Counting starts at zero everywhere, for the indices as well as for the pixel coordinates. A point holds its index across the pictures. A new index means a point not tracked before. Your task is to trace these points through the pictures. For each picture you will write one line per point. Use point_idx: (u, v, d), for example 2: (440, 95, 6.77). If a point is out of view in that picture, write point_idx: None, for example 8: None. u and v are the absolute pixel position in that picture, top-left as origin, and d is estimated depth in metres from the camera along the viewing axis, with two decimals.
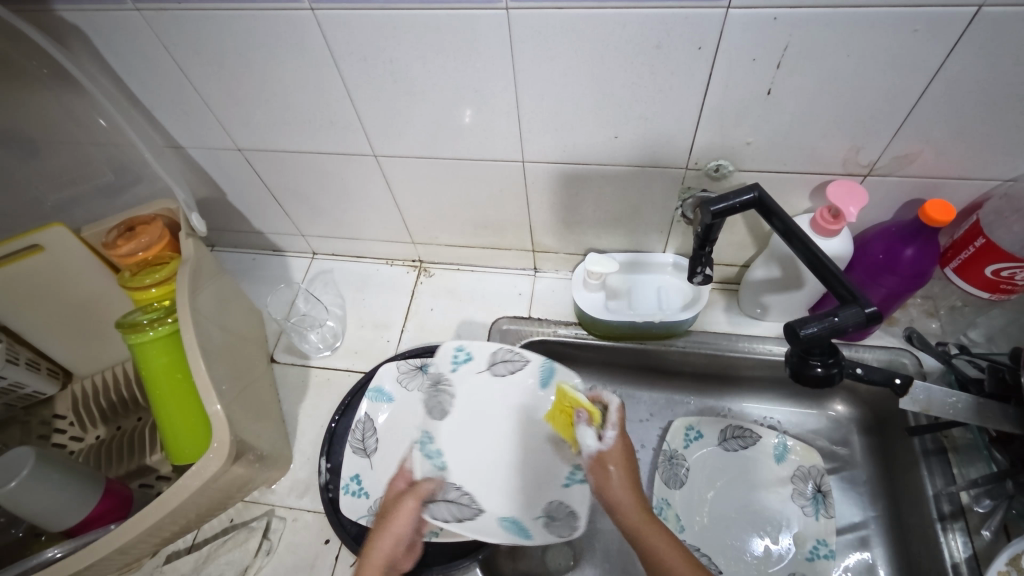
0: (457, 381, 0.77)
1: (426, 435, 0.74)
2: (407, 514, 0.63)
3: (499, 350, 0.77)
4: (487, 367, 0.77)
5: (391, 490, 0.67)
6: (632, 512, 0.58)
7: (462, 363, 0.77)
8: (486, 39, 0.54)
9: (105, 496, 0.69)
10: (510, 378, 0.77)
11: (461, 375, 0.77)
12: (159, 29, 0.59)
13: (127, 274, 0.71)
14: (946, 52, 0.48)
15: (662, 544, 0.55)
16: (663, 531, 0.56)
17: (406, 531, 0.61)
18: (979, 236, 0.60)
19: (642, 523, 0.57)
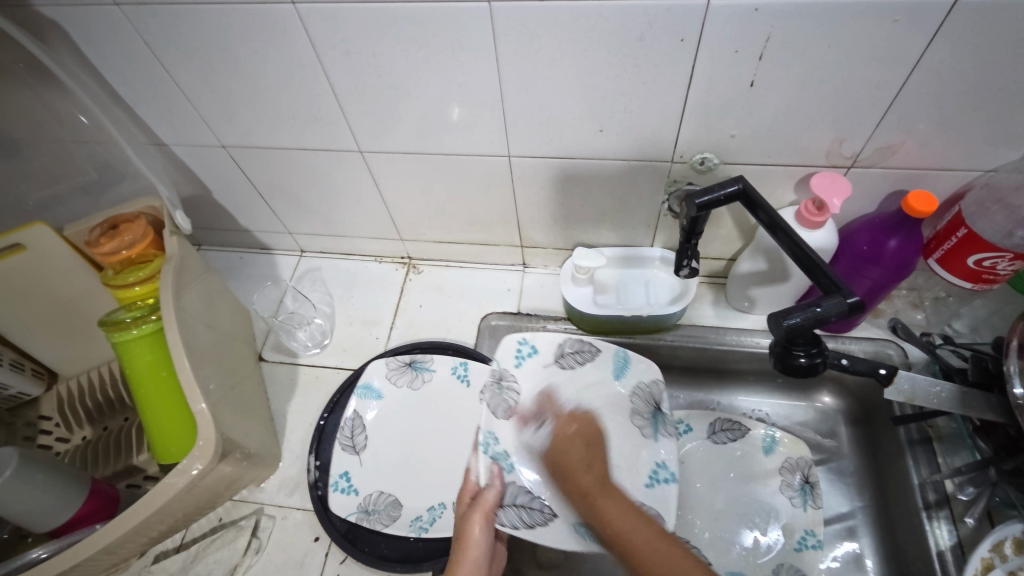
0: (523, 378, 0.71)
1: (490, 435, 0.68)
2: (477, 530, 0.61)
3: (568, 341, 0.72)
4: (555, 360, 0.72)
5: (458, 507, 0.64)
6: (585, 483, 0.63)
7: (527, 357, 0.71)
8: (468, 32, 0.53)
9: (90, 496, 0.68)
10: (580, 371, 0.72)
11: (527, 370, 0.71)
12: (140, 24, 0.59)
13: (111, 273, 0.70)
14: (926, 43, 0.49)
15: (612, 509, 0.59)
16: (618, 501, 0.61)
17: (482, 554, 0.60)
18: (961, 227, 0.61)
19: (595, 491, 0.62)
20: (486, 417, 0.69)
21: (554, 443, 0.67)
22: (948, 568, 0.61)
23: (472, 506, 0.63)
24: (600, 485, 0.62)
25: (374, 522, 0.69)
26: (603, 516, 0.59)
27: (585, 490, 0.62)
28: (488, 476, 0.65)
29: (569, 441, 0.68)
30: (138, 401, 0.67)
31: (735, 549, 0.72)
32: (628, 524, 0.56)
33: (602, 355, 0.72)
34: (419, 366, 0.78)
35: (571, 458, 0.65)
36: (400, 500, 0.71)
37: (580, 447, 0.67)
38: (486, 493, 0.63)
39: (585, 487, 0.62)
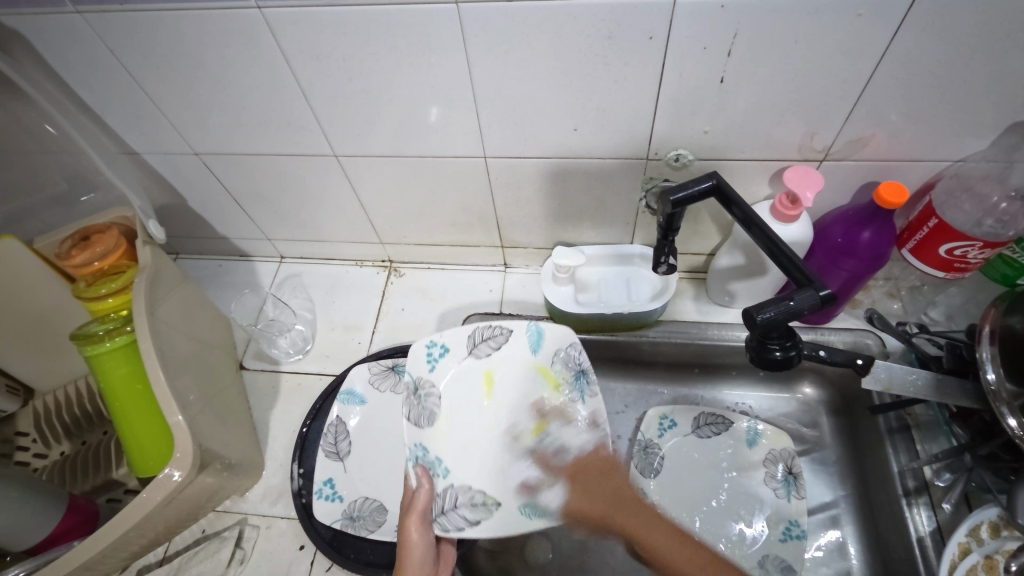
0: (439, 380, 0.68)
1: (418, 446, 0.64)
2: (416, 533, 0.59)
3: (477, 331, 0.68)
4: (469, 352, 0.69)
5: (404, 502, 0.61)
6: (593, 513, 0.63)
7: (439, 358, 0.68)
8: (438, 33, 0.53)
9: (68, 513, 0.67)
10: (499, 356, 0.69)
11: (444, 370, 0.68)
12: (104, 31, 0.58)
13: (83, 285, 0.69)
14: (890, 36, 0.49)
15: (660, 540, 0.61)
16: (647, 520, 0.64)
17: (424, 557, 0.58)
18: (932, 217, 0.61)
19: (610, 513, 0.64)
20: (408, 430, 0.64)
21: (572, 499, 0.64)
22: (928, 553, 0.62)
23: (409, 505, 0.60)
24: (614, 505, 0.64)
25: (360, 528, 0.68)
26: (635, 537, 0.62)
27: (603, 518, 0.64)
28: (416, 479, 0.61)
29: (582, 493, 0.64)
30: (114, 414, 0.66)
31: (721, 542, 0.72)
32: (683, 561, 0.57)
33: (515, 336, 0.69)
34: (402, 369, 0.78)
35: (581, 501, 0.64)
36: (385, 504, 0.71)
37: (591, 488, 0.65)
38: (417, 496, 0.60)
39: (597, 514, 0.64)
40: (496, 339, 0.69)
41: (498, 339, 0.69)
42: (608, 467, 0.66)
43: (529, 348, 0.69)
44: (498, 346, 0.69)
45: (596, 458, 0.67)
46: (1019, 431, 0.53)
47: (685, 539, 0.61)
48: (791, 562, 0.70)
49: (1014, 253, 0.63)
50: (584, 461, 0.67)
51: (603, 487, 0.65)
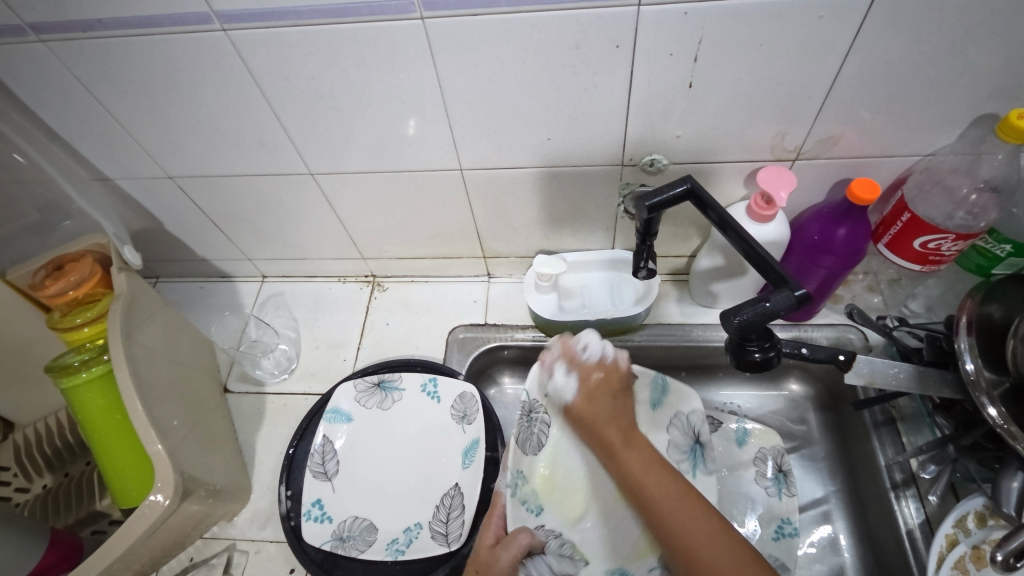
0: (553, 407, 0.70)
1: (518, 473, 0.66)
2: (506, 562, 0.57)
3: None
4: None
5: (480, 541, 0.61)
6: (610, 438, 0.61)
7: None
8: (406, 48, 0.53)
9: (51, 548, 0.66)
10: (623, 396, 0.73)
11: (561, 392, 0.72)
12: (70, 59, 0.57)
13: (58, 314, 0.68)
14: (852, 36, 0.50)
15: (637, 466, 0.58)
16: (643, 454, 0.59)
17: None
18: (905, 212, 0.62)
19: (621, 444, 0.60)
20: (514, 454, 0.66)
21: (583, 401, 0.64)
22: (917, 546, 0.62)
23: (507, 541, 0.59)
24: (625, 436, 0.61)
25: (350, 549, 0.67)
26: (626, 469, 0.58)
27: (612, 446, 0.61)
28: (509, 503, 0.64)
29: (591, 399, 0.64)
30: (94, 446, 0.65)
31: None
32: (664, 499, 0.54)
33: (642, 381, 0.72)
34: (388, 385, 0.77)
35: (591, 408, 0.63)
36: (375, 523, 0.70)
37: (606, 400, 0.63)
38: (522, 534, 0.60)
39: (608, 438, 0.61)
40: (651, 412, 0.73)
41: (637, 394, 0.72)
42: (619, 380, 0.65)
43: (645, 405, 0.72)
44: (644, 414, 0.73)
45: (615, 374, 0.65)
46: (1000, 420, 0.53)
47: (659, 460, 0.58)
48: (786, 560, 0.69)
49: (988, 243, 0.64)
50: (601, 376, 0.65)
51: (599, 410, 0.63)
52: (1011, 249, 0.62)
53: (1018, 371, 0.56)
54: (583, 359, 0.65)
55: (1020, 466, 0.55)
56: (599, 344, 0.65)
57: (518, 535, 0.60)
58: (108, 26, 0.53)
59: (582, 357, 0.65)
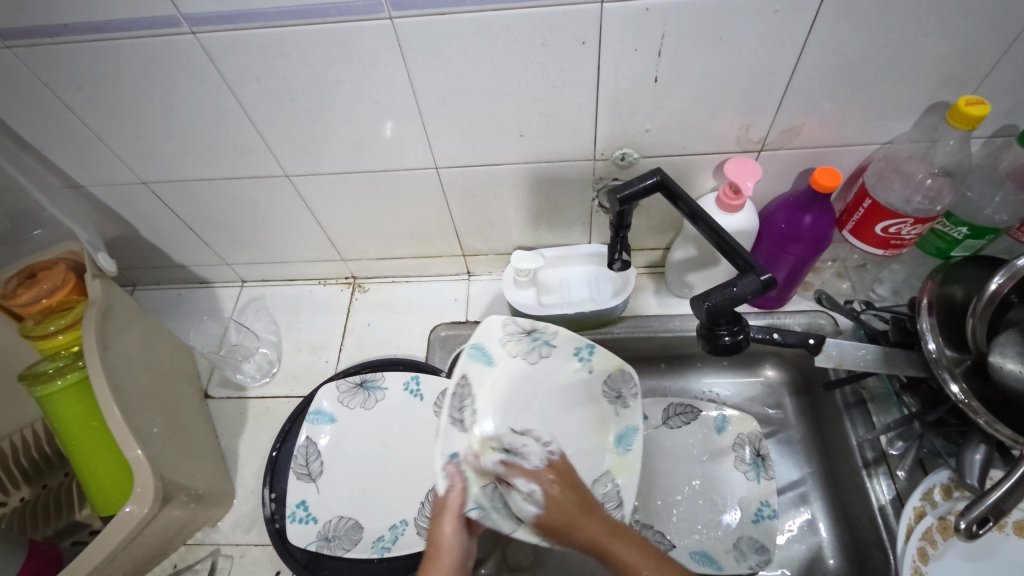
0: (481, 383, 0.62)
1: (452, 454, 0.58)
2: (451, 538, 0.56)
3: (509, 324, 0.63)
4: (521, 356, 0.64)
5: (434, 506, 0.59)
6: (593, 534, 0.52)
7: (482, 362, 0.62)
8: (377, 48, 0.54)
9: (29, 559, 0.65)
10: (539, 363, 0.65)
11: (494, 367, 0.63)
12: (37, 65, 0.57)
13: (31, 324, 0.67)
14: (807, 29, 0.52)
15: (628, 554, 0.51)
16: (639, 548, 0.51)
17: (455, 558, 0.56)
18: (866, 198, 0.64)
19: (607, 538, 0.52)
20: (443, 429, 0.58)
21: (552, 504, 0.54)
22: (889, 522, 0.64)
23: (439, 512, 0.57)
24: (611, 529, 0.53)
25: (336, 548, 0.68)
26: (627, 570, 0.50)
27: (596, 542, 0.52)
28: (447, 479, 0.57)
29: (563, 487, 0.56)
30: (71, 454, 0.64)
31: (696, 530, 0.74)
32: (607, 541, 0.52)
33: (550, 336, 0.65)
34: (371, 385, 0.77)
35: (559, 505, 0.54)
36: (361, 522, 0.70)
37: (567, 501, 0.55)
38: (449, 496, 0.57)
39: (592, 535, 0.52)
40: (531, 345, 0.65)
41: (511, 339, 0.64)
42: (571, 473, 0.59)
43: (484, 365, 0.62)
44: (524, 354, 0.64)
45: (558, 463, 0.59)
46: (962, 396, 0.55)
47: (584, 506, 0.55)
48: (764, 542, 0.71)
49: (946, 227, 0.67)
50: (554, 467, 0.59)
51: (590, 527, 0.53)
52: (968, 231, 0.65)
53: (977, 349, 0.60)
54: (530, 466, 0.58)
55: (982, 440, 0.57)
56: (535, 446, 0.60)
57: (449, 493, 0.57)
58: (74, 32, 0.53)
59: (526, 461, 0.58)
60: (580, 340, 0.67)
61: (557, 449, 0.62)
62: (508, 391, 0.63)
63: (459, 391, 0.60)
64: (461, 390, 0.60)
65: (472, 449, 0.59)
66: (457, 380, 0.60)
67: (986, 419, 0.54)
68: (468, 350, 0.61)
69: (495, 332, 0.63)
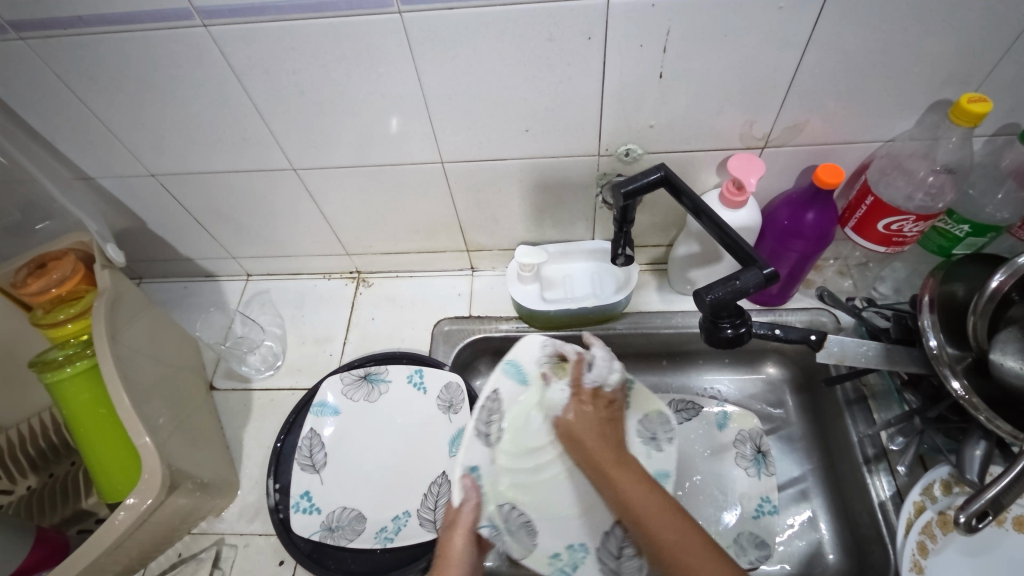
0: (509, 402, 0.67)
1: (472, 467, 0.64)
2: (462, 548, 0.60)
3: (548, 344, 0.67)
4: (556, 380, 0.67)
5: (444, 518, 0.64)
6: (599, 454, 0.59)
7: (514, 380, 0.67)
8: (385, 42, 0.54)
9: (36, 545, 0.65)
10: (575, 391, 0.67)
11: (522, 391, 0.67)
12: (50, 57, 0.58)
13: (41, 312, 0.68)
14: (811, 26, 0.52)
15: (627, 484, 0.55)
16: (632, 473, 0.56)
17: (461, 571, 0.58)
18: (869, 195, 0.65)
19: (608, 460, 0.58)
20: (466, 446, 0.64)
21: (578, 416, 0.63)
22: (889, 517, 0.64)
23: (452, 523, 0.62)
24: (615, 457, 0.58)
25: (339, 539, 0.68)
26: (617, 488, 0.56)
27: (600, 463, 0.58)
28: (462, 491, 0.63)
29: (580, 414, 0.63)
30: (79, 441, 0.65)
31: (697, 524, 0.74)
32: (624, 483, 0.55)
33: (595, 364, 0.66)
34: (375, 378, 0.78)
35: (581, 424, 0.62)
36: (365, 513, 0.71)
37: (595, 419, 0.62)
38: (462, 509, 0.62)
39: (597, 456, 0.59)
40: None
41: (549, 362, 0.67)
42: (614, 405, 0.65)
43: (519, 385, 0.67)
44: (560, 373, 0.67)
45: (603, 395, 0.65)
46: (962, 392, 0.55)
47: (615, 458, 0.58)
48: (764, 537, 0.72)
49: (947, 224, 0.67)
50: (597, 399, 0.64)
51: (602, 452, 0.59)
52: (970, 229, 0.66)
53: (979, 346, 0.60)
54: (574, 376, 0.65)
55: (982, 436, 0.58)
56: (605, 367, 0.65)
57: (457, 508, 0.62)
58: (87, 23, 0.54)
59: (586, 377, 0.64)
60: (623, 376, 0.69)
61: (593, 391, 0.65)
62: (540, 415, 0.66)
63: (490, 402, 0.66)
64: (490, 404, 0.66)
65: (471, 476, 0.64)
66: (483, 394, 0.66)
67: (987, 415, 0.54)
68: (504, 367, 0.67)
69: (533, 353, 0.67)
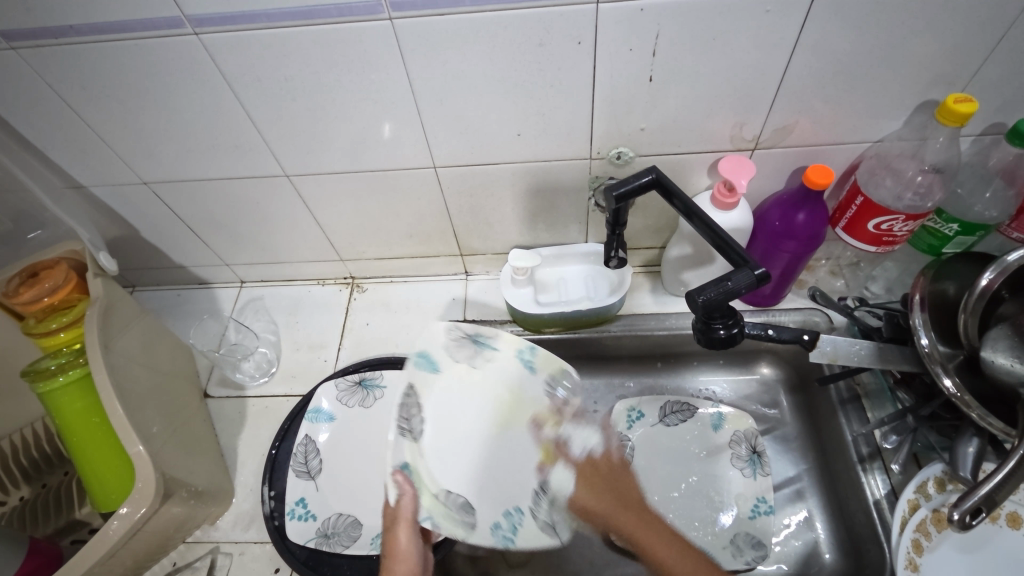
0: (424, 391, 0.63)
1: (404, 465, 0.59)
2: (407, 542, 0.58)
3: (452, 330, 0.65)
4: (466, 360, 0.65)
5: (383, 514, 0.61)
6: (622, 519, 0.62)
7: (427, 371, 0.63)
8: (377, 49, 0.55)
9: (29, 556, 0.65)
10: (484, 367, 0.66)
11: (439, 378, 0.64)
12: (40, 66, 0.57)
13: (33, 321, 0.68)
14: (799, 29, 0.53)
15: (669, 556, 0.57)
16: (662, 533, 0.60)
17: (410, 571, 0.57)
18: (859, 196, 0.65)
19: (619, 517, 0.62)
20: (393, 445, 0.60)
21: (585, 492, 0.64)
22: (884, 516, 0.64)
23: (392, 520, 0.59)
24: (620, 505, 0.63)
25: (335, 545, 0.68)
26: (657, 559, 0.58)
27: (619, 525, 0.62)
28: (395, 488, 0.59)
29: (593, 488, 0.64)
30: (73, 451, 0.65)
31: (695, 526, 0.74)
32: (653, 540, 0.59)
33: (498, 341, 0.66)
34: (369, 383, 0.78)
35: (596, 502, 0.63)
36: (360, 519, 0.70)
37: (606, 490, 0.64)
38: (401, 505, 0.59)
39: (632, 531, 0.61)
40: (474, 350, 0.66)
41: (455, 346, 0.65)
42: (614, 467, 0.66)
43: (432, 374, 0.63)
44: (469, 357, 0.65)
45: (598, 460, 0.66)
46: (954, 390, 0.56)
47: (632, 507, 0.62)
48: (761, 538, 0.72)
49: (937, 223, 0.68)
50: (593, 464, 0.65)
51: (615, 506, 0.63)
52: (959, 228, 0.66)
53: (970, 343, 0.60)
54: (576, 454, 0.66)
55: (975, 433, 0.58)
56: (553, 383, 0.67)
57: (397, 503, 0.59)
58: (78, 32, 0.54)
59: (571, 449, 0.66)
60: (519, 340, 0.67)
61: (582, 460, 0.66)
62: (455, 401, 0.65)
63: (410, 394, 0.62)
64: (408, 401, 0.62)
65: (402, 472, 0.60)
66: (402, 387, 0.62)
67: (979, 412, 0.55)
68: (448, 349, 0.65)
69: (440, 339, 0.64)
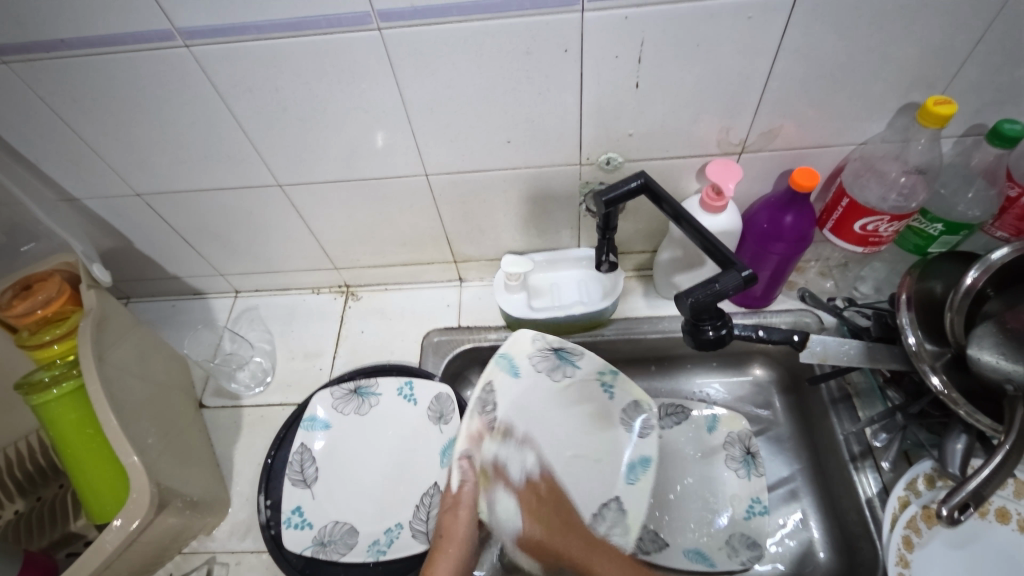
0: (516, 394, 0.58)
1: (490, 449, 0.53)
2: (465, 530, 0.49)
3: (539, 340, 0.61)
4: (547, 372, 0.62)
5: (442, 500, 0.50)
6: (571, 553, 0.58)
7: (509, 376, 0.58)
8: (366, 60, 0.55)
9: (24, 569, 0.65)
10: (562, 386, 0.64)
11: (518, 384, 0.58)
12: (33, 79, 0.58)
13: (25, 334, 0.68)
14: (780, 35, 0.54)
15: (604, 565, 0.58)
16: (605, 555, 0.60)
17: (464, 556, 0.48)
18: (844, 197, 0.66)
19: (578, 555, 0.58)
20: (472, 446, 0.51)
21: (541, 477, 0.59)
22: (876, 514, 0.65)
23: (453, 503, 0.49)
24: (569, 534, 0.60)
25: (331, 553, 0.68)
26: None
27: (583, 565, 0.58)
28: (459, 472, 0.50)
29: (535, 517, 0.56)
30: (67, 463, 0.65)
31: (690, 527, 0.74)
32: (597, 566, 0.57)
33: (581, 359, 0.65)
34: (365, 391, 0.78)
35: (544, 534, 0.57)
36: (356, 526, 0.71)
37: (548, 516, 0.58)
38: (464, 492, 0.49)
39: (570, 554, 0.58)
40: (557, 363, 0.63)
41: (542, 359, 0.61)
42: (549, 491, 0.59)
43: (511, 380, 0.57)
44: (552, 371, 0.62)
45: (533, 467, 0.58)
46: (943, 388, 0.56)
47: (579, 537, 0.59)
48: (756, 538, 0.72)
49: (922, 223, 0.69)
50: (532, 492, 0.57)
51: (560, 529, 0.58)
52: (943, 227, 0.67)
53: (957, 341, 0.60)
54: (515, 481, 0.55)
55: (963, 430, 0.59)
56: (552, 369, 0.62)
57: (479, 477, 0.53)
58: (70, 46, 0.54)
59: (509, 472, 0.55)
60: (605, 365, 0.68)
61: (523, 489, 0.56)
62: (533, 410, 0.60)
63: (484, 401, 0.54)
64: (485, 395, 0.55)
65: (469, 456, 0.51)
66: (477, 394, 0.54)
67: (966, 409, 0.55)
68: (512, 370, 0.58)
69: (526, 349, 0.60)
